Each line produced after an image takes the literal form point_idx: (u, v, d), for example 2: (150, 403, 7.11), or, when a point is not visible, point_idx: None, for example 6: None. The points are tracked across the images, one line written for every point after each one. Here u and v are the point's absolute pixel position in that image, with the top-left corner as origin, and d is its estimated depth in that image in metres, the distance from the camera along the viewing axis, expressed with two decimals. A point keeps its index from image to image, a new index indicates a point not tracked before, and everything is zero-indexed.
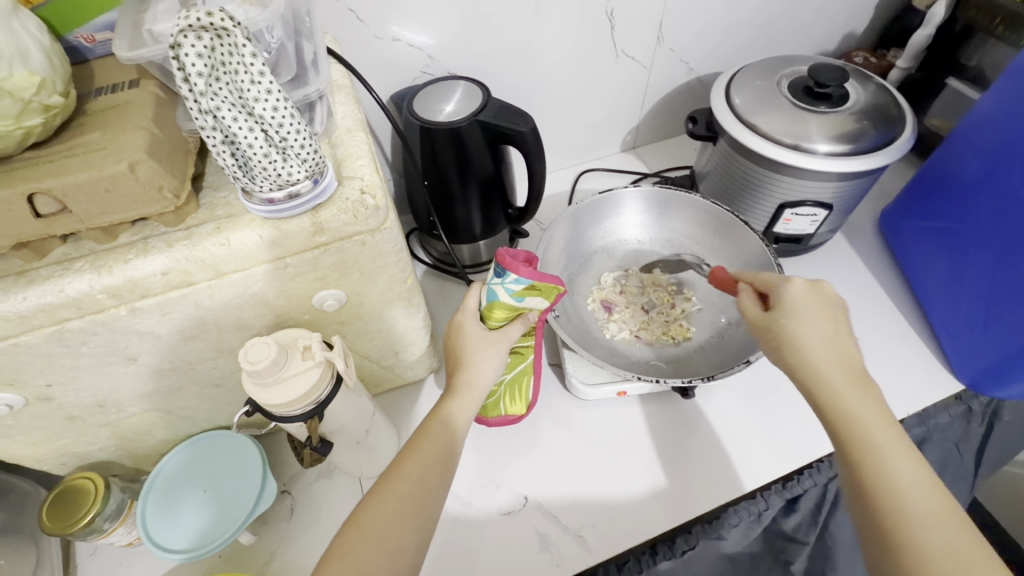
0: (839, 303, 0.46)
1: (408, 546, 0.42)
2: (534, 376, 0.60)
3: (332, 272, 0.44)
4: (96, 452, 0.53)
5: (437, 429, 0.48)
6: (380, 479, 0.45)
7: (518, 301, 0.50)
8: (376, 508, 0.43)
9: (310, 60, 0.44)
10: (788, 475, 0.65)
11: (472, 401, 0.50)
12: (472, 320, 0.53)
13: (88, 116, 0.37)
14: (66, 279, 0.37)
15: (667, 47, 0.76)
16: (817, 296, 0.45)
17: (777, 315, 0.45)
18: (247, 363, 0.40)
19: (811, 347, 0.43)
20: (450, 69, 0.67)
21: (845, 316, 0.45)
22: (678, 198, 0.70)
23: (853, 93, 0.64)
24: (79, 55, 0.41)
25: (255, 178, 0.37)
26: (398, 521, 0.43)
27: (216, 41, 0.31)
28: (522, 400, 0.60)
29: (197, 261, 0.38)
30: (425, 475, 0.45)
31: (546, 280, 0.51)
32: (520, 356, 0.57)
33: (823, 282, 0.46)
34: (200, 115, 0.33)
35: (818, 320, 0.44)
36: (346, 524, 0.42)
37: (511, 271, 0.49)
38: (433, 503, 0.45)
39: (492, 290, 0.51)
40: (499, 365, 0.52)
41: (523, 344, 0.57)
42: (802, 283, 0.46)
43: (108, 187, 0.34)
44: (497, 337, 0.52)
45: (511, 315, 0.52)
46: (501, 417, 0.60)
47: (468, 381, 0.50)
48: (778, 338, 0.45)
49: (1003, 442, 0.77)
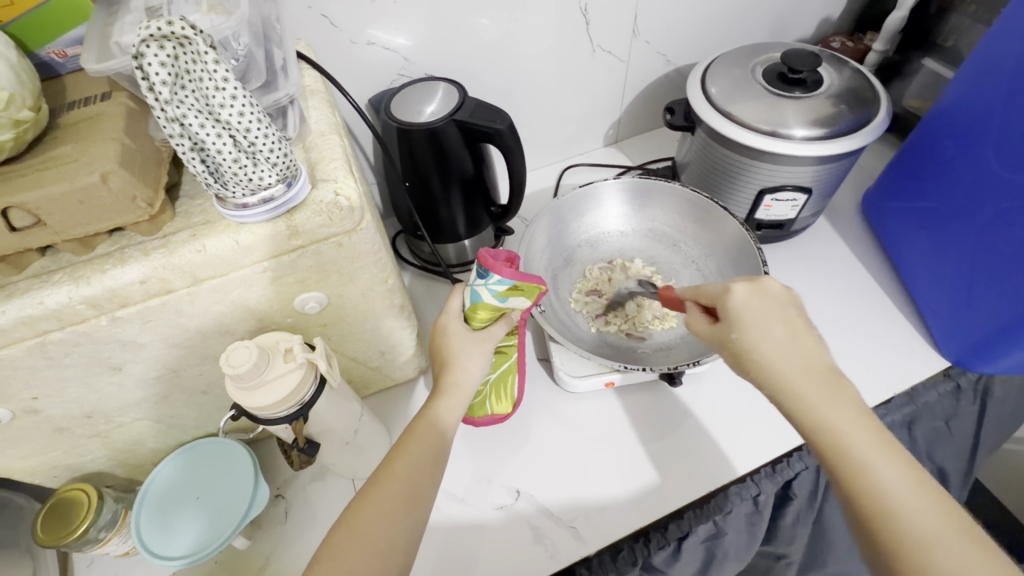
0: (787, 297, 0.46)
1: (398, 548, 0.42)
2: (519, 374, 0.60)
3: (312, 274, 0.44)
4: (88, 464, 0.53)
5: (425, 430, 0.48)
6: (369, 481, 0.45)
7: (502, 301, 0.50)
8: (367, 511, 0.43)
9: (280, 66, 0.45)
10: (778, 457, 0.62)
11: (460, 402, 0.51)
12: (456, 321, 0.53)
13: (60, 130, 0.38)
14: (45, 291, 0.37)
15: (643, 40, 0.76)
16: (760, 297, 0.45)
17: (729, 330, 0.45)
18: (229, 367, 0.40)
19: (770, 356, 0.43)
20: (427, 70, 0.67)
21: (797, 309, 0.45)
22: (658, 186, 0.70)
23: (828, 77, 0.64)
24: (50, 69, 0.42)
25: (227, 184, 0.37)
26: (388, 522, 0.43)
27: (179, 49, 0.31)
28: (508, 399, 0.60)
29: (174, 268, 0.39)
30: (414, 476, 0.45)
31: (529, 281, 0.50)
32: (503, 356, 0.58)
33: (763, 279, 0.46)
34: (167, 124, 0.33)
35: (781, 335, 0.44)
36: (336, 526, 0.43)
37: (493, 272, 0.49)
38: (425, 500, 0.45)
39: (476, 291, 0.51)
40: (485, 365, 0.53)
41: (506, 343, 0.58)
42: (744, 287, 0.46)
43: (82, 199, 0.35)
44: (482, 336, 0.53)
45: (495, 316, 0.52)
46: (487, 417, 0.60)
47: (456, 381, 0.51)
48: (738, 356, 0.45)
49: (997, 419, 0.77)
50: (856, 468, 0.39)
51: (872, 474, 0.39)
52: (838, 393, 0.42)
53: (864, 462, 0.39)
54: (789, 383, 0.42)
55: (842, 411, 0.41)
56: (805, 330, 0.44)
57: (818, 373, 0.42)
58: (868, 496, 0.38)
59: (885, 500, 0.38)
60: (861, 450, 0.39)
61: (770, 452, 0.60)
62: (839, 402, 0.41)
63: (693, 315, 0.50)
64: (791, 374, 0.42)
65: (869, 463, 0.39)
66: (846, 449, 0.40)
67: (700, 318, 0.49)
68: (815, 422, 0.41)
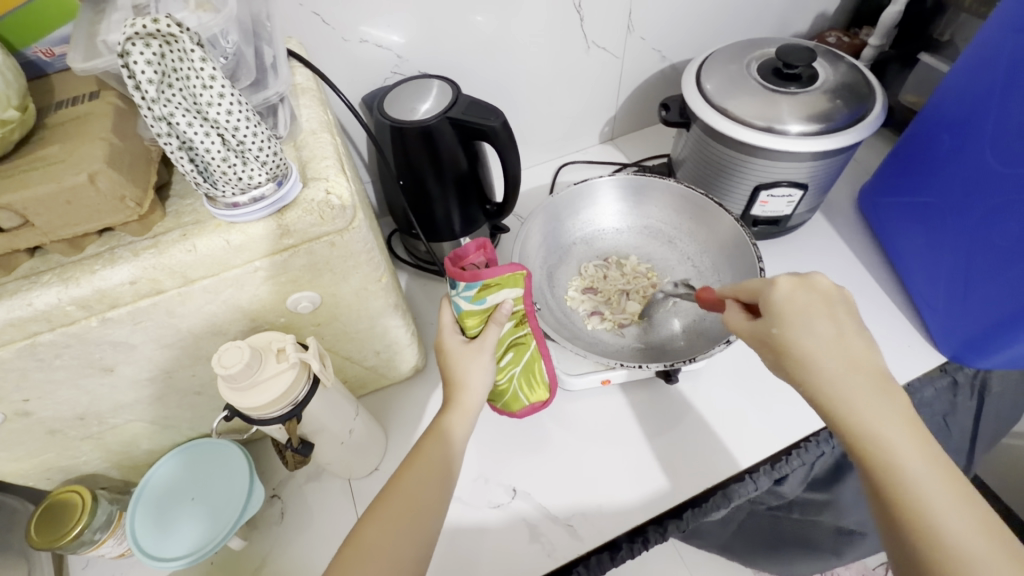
0: (834, 294, 0.44)
1: (407, 560, 0.43)
2: (546, 359, 0.57)
3: (304, 274, 0.44)
4: (82, 466, 0.53)
5: (431, 448, 0.48)
6: (374, 502, 0.46)
7: (479, 304, 0.50)
8: (373, 529, 0.43)
9: (270, 63, 0.44)
10: (777, 455, 0.61)
11: (466, 419, 0.50)
12: (451, 335, 0.52)
13: (48, 130, 0.38)
14: (34, 293, 0.37)
15: (638, 36, 0.76)
16: (806, 292, 0.44)
17: (768, 326, 0.44)
18: (220, 367, 0.40)
19: (813, 354, 0.42)
20: (420, 67, 0.67)
21: (845, 307, 0.44)
22: (653, 183, 0.70)
23: (822, 72, 0.64)
24: (38, 69, 0.41)
25: (217, 184, 0.37)
26: (393, 538, 0.43)
27: (165, 47, 0.31)
28: (541, 385, 0.57)
29: (164, 268, 0.38)
30: (418, 489, 0.46)
31: (499, 273, 0.49)
32: (521, 347, 0.54)
33: (812, 277, 0.45)
34: (155, 122, 0.33)
35: (826, 333, 0.42)
36: (344, 546, 0.43)
37: (459, 279, 0.49)
38: (431, 515, 0.45)
39: (454, 302, 0.51)
40: (488, 373, 0.52)
41: (522, 333, 0.54)
42: (788, 282, 0.45)
43: (69, 200, 0.35)
44: (476, 347, 0.51)
45: (484, 317, 0.51)
46: (527, 408, 0.58)
47: (458, 398, 0.50)
48: (777, 352, 0.43)
49: (994, 414, 0.77)
50: (898, 476, 0.38)
51: (914, 480, 0.38)
52: (880, 394, 0.41)
53: (905, 468, 0.38)
54: (831, 380, 0.41)
55: (883, 413, 0.40)
56: (851, 328, 0.43)
57: (862, 371, 0.41)
58: (905, 499, 0.37)
59: (927, 507, 0.37)
60: (901, 454, 0.38)
61: (767, 448, 0.60)
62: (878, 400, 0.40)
63: (732, 310, 0.48)
64: (831, 371, 0.41)
65: (910, 469, 0.38)
66: (888, 450, 0.39)
67: (739, 313, 0.48)
68: (855, 421, 0.40)
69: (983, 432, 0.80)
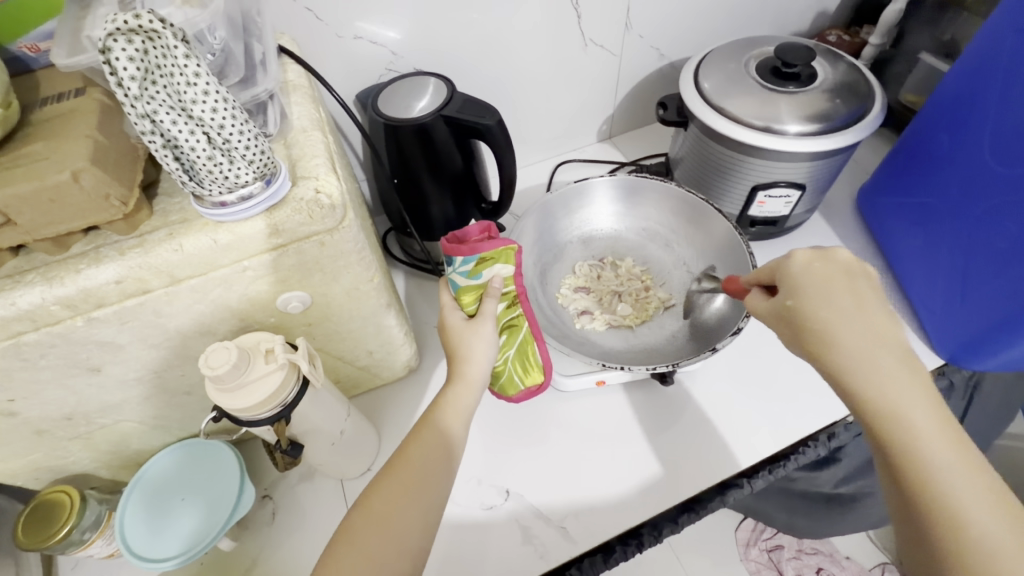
0: (852, 269, 0.44)
1: (411, 539, 0.42)
2: (539, 342, 0.55)
3: (294, 274, 0.43)
4: (71, 465, 0.53)
5: (423, 441, 0.47)
6: (362, 496, 0.44)
7: (477, 278, 0.51)
8: (362, 526, 0.42)
9: (259, 60, 0.44)
10: (774, 458, 0.61)
11: (470, 393, 0.49)
12: (451, 313, 0.52)
13: (33, 127, 0.37)
14: (17, 292, 0.36)
15: (636, 34, 0.75)
16: (825, 267, 0.44)
17: (787, 299, 0.44)
18: (208, 368, 0.39)
19: (835, 324, 0.41)
20: (415, 65, 0.66)
21: (858, 280, 0.44)
22: (648, 184, 0.69)
23: (821, 71, 0.63)
24: (23, 65, 0.41)
25: (203, 182, 0.36)
26: (383, 537, 0.42)
27: (148, 43, 0.30)
28: (536, 368, 0.56)
29: (150, 268, 0.38)
30: (424, 463, 0.46)
31: (493, 246, 0.50)
32: (514, 328, 0.54)
33: (829, 251, 0.45)
34: (138, 120, 0.32)
35: (843, 304, 0.42)
36: (332, 545, 0.42)
37: (456, 253, 0.50)
38: (438, 490, 0.45)
39: (451, 280, 0.52)
40: (491, 348, 0.51)
41: (515, 315, 0.54)
42: (808, 258, 0.44)
43: (52, 198, 0.34)
44: (477, 321, 0.51)
45: (480, 294, 0.52)
46: (523, 392, 0.56)
47: (460, 369, 0.49)
48: (797, 322, 0.43)
49: (990, 415, 0.77)
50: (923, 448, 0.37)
51: (936, 453, 0.37)
52: (903, 367, 0.40)
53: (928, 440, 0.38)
54: (850, 348, 0.41)
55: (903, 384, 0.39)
56: (868, 301, 0.42)
57: (883, 343, 0.41)
58: (928, 470, 0.37)
59: (948, 480, 0.36)
60: (923, 425, 0.38)
61: (763, 450, 0.60)
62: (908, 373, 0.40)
63: (753, 293, 0.49)
64: (853, 340, 0.41)
65: (933, 440, 0.37)
66: (911, 422, 0.38)
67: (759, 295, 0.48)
68: (887, 393, 0.39)
69: (976, 433, 0.80)
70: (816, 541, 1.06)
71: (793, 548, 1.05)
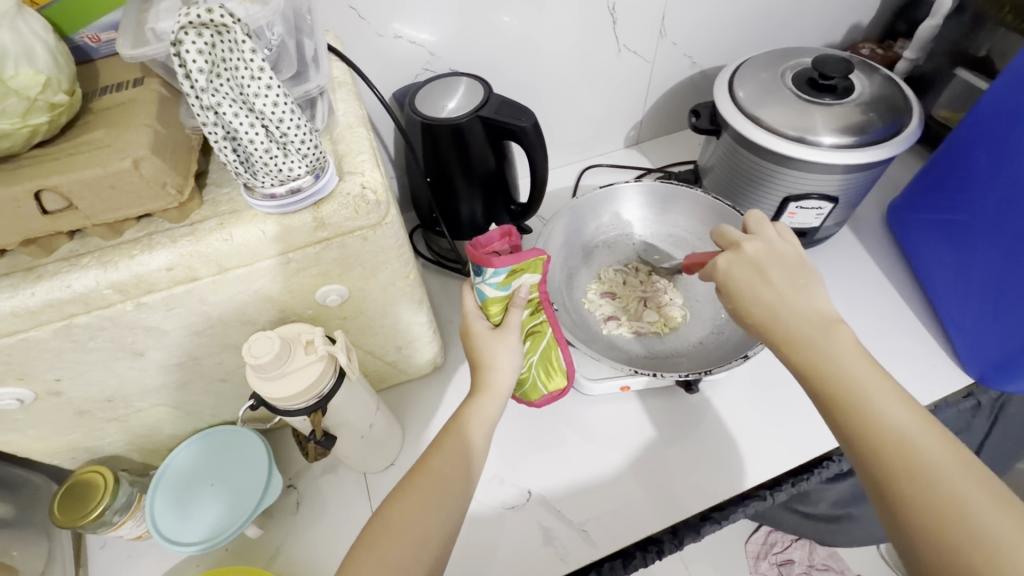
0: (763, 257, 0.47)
1: (433, 542, 0.42)
2: (563, 348, 0.56)
3: (335, 267, 0.44)
4: (105, 447, 0.54)
5: (450, 445, 0.47)
6: (388, 500, 0.44)
7: (506, 289, 0.50)
8: (384, 531, 0.42)
9: (311, 57, 0.45)
10: (799, 470, 0.61)
11: (493, 402, 0.50)
12: (477, 321, 0.52)
13: (94, 115, 0.38)
14: (73, 275, 0.37)
15: (669, 41, 0.75)
16: (740, 265, 0.46)
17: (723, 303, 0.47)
18: (251, 356, 0.40)
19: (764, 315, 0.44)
20: (452, 65, 0.67)
21: (776, 265, 0.46)
22: (676, 191, 0.70)
23: (859, 84, 0.63)
24: (85, 54, 0.42)
25: (257, 174, 0.37)
26: (403, 546, 0.41)
27: (216, 37, 0.31)
28: (559, 373, 0.57)
29: (200, 256, 0.39)
30: (445, 471, 0.46)
31: (525, 259, 0.49)
32: (538, 335, 0.54)
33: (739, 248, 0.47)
34: (201, 111, 0.33)
35: (764, 291, 0.44)
36: (355, 549, 0.42)
37: (487, 266, 0.48)
38: (458, 496, 0.45)
39: (479, 289, 0.51)
40: (517, 355, 0.52)
41: (539, 321, 0.54)
42: (724, 263, 0.47)
43: (113, 184, 0.35)
44: (502, 330, 0.51)
45: (506, 304, 0.52)
46: (546, 396, 0.57)
47: (485, 379, 0.50)
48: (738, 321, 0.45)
49: (1014, 437, 0.76)
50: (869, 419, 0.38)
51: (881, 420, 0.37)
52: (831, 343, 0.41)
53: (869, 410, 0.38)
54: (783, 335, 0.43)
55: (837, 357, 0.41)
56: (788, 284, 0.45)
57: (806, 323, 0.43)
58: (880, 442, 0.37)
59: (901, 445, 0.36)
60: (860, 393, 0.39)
61: (786, 465, 0.59)
62: (843, 344, 0.41)
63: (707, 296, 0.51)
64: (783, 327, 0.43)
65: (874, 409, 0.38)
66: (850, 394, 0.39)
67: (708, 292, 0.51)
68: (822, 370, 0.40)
69: (998, 455, 0.79)
70: (828, 558, 1.05)
71: (804, 564, 1.03)
